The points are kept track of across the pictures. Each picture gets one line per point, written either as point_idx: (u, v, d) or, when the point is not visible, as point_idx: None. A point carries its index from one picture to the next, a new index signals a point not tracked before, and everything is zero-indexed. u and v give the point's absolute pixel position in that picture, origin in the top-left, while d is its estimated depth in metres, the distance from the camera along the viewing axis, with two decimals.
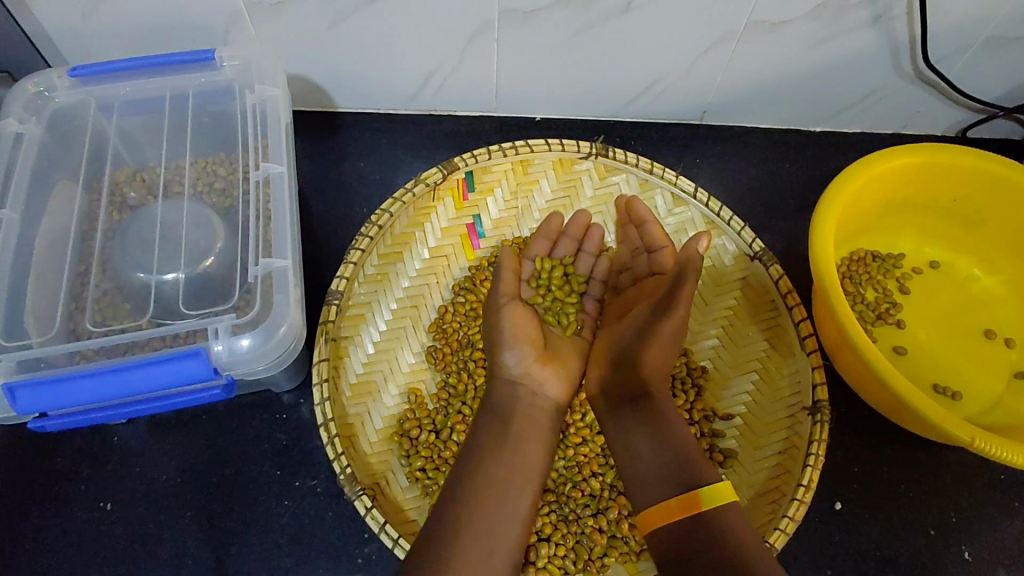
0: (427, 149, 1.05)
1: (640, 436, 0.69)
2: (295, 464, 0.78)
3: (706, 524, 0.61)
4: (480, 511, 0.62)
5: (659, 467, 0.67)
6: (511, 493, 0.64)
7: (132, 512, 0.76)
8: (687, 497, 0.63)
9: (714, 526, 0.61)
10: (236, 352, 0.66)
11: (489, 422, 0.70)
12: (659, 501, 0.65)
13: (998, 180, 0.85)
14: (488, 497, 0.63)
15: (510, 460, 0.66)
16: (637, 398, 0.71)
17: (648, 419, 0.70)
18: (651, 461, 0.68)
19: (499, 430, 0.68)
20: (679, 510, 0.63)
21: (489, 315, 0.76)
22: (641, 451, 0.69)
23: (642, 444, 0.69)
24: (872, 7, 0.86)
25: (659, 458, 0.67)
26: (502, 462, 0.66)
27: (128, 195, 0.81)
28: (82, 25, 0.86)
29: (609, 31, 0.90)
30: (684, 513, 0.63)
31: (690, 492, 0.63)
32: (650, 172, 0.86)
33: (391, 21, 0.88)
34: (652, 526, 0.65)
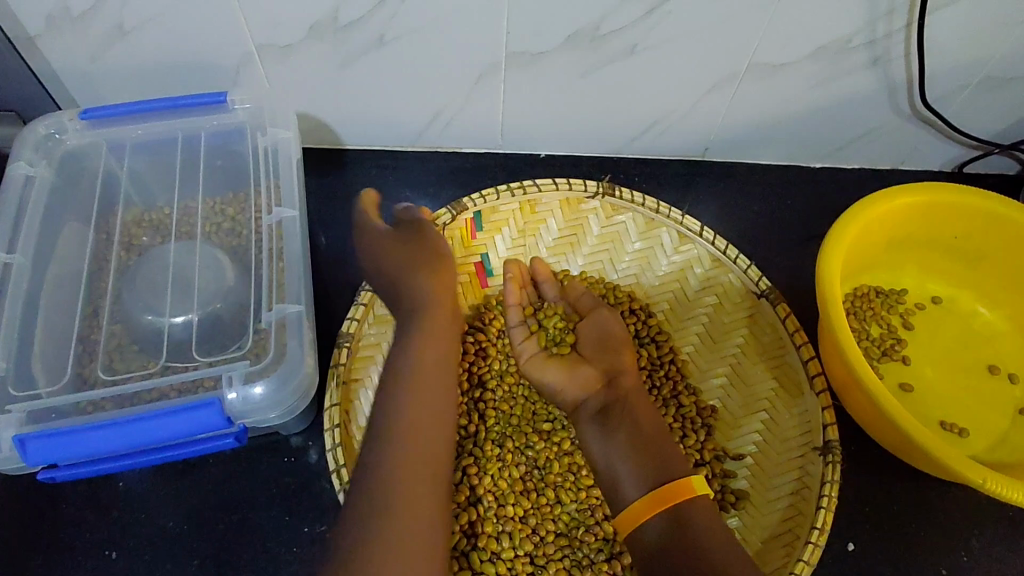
0: (434, 186, 1.06)
1: (624, 439, 0.71)
2: (303, 508, 0.77)
3: (677, 519, 0.65)
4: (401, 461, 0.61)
5: (637, 461, 0.69)
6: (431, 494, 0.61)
7: (139, 560, 0.74)
8: (658, 492, 0.66)
9: (682, 523, 0.64)
10: (249, 401, 0.64)
11: (393, 420, 0.63)
12: (632, 496, 0.68)
13: (996, 218, 0.87)
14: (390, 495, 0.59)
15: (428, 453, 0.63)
16: (619, 397, 0.74)
17: (628, 422, 0.72)
18: (630, 460, 0.70)
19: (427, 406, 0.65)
20: (648, 505, 0.66)
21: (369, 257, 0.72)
22: (619, 451, 0.71)
23: (624, 443, 0.71)
24: (868, 51, 0.89)
25: (635, 456, 0.70)
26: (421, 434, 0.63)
27: (140, 237, 0.82)
28: (96, 67, 0.88)
29: (615, 73, 0.92)
30: (655, 508, 0.66)
31: (662, 487, 0.66)
32: (655, 212, 0.88)
33: (400, 62, 0.90)
34: (630, 526, 0.67)
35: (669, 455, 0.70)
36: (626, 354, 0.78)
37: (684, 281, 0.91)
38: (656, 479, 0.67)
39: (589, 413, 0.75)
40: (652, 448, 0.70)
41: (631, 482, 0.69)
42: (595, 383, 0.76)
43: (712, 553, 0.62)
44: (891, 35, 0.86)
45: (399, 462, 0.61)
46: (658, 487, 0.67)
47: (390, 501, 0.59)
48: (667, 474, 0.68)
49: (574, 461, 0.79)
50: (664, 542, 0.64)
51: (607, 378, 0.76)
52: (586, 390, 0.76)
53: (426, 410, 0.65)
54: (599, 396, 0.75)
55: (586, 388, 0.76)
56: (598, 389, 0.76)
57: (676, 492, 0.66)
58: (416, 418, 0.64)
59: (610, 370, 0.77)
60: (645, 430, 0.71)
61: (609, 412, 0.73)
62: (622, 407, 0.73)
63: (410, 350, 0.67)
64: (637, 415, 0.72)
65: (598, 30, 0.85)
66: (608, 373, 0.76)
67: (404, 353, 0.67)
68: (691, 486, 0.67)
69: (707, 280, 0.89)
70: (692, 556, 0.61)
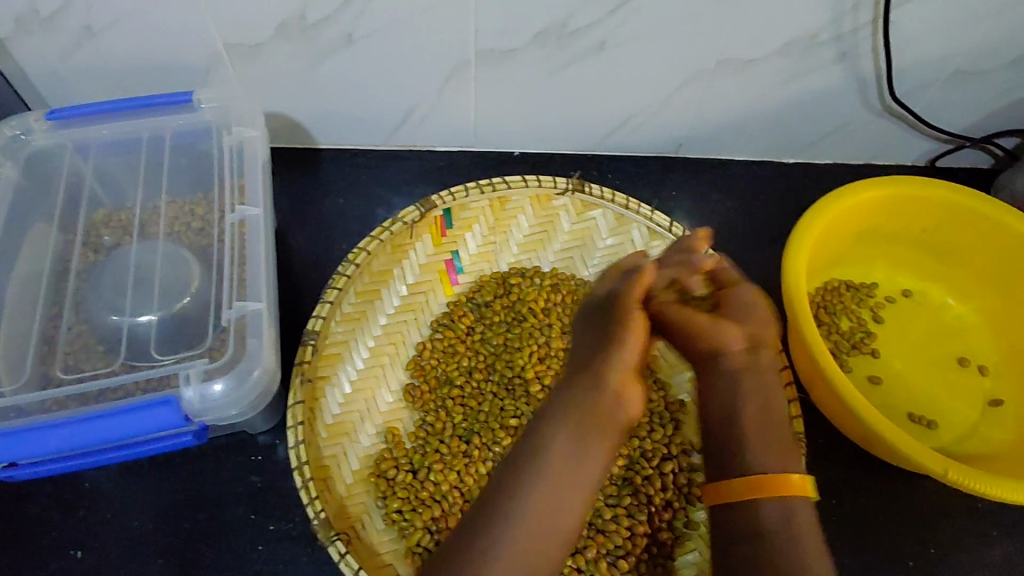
0: (407, 184, 1.06)
1: (758, 407, 0.67)
2: (269, 506, 0.77)
3: (782, 513, 0.62)
4: (539, 512, 0.59)
5: (756, 442, 0.66)
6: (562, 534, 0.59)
7: (105, 559, 0.74)
8: (757, 480, 0.63)
9: (772, 527, 0.62)
10: (207, 399, 0.64)
11: (542, 455, 0.60)
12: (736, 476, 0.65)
13: (964, 211, 0.89)
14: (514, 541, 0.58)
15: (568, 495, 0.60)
16: (756, 362, 0.68)
17: (761, 386, 0.68)
18: (753, 432, 0.66)
19: (562, 466, 0.60)
20: (750, 489, 0.63)
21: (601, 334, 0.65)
22: (747, 413, 0.66)
23: (755, 411, 0.67)
24: (836, 46, 0.89)
25: (756, 435, 0.66)
26: (559, 485, 0.60)
27: (102, 237, 0.81)
28: (64, 66, 0.88)
29: (585, 70, 0.93)
30: (756, 494, 0.63)
31: (762, 476, 0.64)
32: (625, 208, 0.89)
33: (370, 60, 0.90)
34: (718, 498, 0.65)
35: (788, 453, 0.66)
36: (774, 326, 0.70)
37: None
38: (765, 467, 0.65)
39: (724, 367, 0.68)
40: (770, 424, 0.67)
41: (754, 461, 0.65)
42: (740, 343, 0.68)
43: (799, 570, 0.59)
44: (857, 30, 0.87)
45: (540, 506, 0.59)
46: (759, 474, 0.64)
47: (519, 547, 0.57)
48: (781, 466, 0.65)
49: None
50: (752, 526, 0.62)
51: (750, 341, 0.68)
52: (722, 336, 0.68)
53: (568, 456, 0.61)
54: (740, 354, 0.68)
55: (719, 344, 0.68)
56: (741, 352, 0.68)
57: (782, 488, 0.63)
58: (555, 466, 0.60)
59: (751, 335, 0.68)
60: (768, 407, 0.67)
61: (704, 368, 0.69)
62: (756, 371, 0.68)
63: (608, 395, 0.62)
64: (771, 384, 0.68)
65: (566, 27, 0.85)
66: (752, 341, 0.68)
67: (553, 427, 0.61)
68: (793, 481, 0.64)
69: None
70: (782, 554, 0.60)
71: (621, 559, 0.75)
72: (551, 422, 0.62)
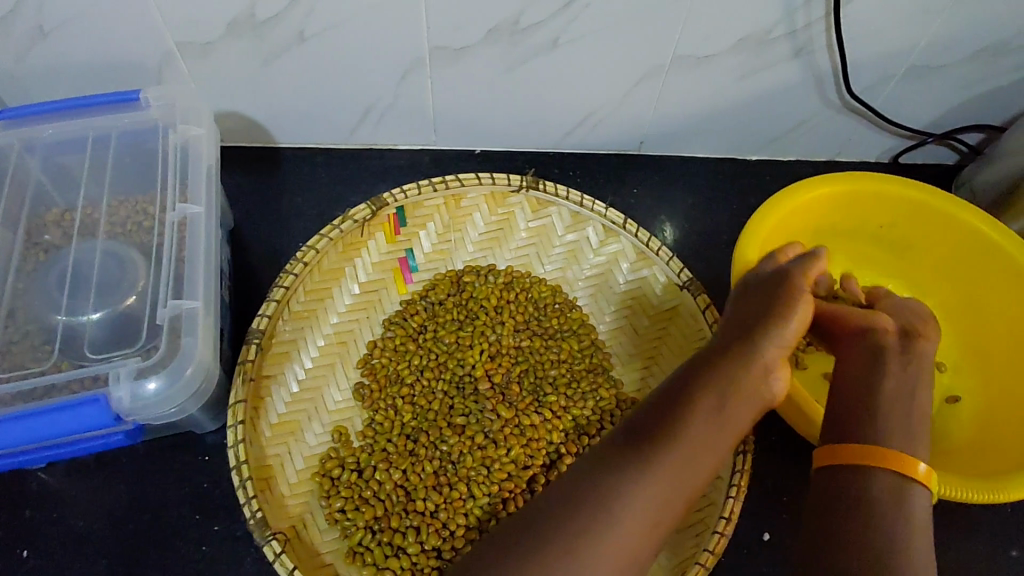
0: (368, 183, 1.06)
1: (890, 393, 0.67)
2: (215, 507, 0.77)
3: (900, 492, 0.61)
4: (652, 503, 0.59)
5: (890, 419, 0.65)
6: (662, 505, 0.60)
7: (48, 560, 0.74)
8: (876, 450, 0.62)
9: (882, 497, 0.60)
10: (139, 397, 0.63)
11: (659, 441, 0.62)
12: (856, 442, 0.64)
13: (919, 206, 0.89)
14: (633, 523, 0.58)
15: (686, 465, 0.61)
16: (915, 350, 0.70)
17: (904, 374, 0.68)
18: (905, 420, 0.65)
19: (692, 453, 0.62)
20: (868, 455, 0.62)
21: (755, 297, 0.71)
22: (888, 399, 0.66)
23: (895, 399, 0.66)
24: (790, 42, 0.89)
25: (896, 417, 0.65)
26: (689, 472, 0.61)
27: (45, 237, 0.81)
28: (14, 65, 0.87)
29: (541, 67, 0.92)
30: (874, 466, 0.62)
31: (887, 450, 0.62)
32: (580, 205, 0.88)
33: (325, 58, 0.90)
34: (830, 467, 0.64)
35: (908, 432, 0.64)
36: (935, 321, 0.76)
37: (610, 275, 0.90)
38: (879, 439, 0.63)
39: (875, 350, 0.71)
40: (898, 416, 0.65)
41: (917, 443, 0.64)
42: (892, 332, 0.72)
43: (911, 536, 0.57)
44: (810, 25, 0.86)
45: (656, 496, 0.60)
46: (882, 446, 0.63)
47: (609, 529, 0.58)
48: (898, 441, 0.64)
49: (487, 455, 0.78)
50: (860, 492, 0.61)
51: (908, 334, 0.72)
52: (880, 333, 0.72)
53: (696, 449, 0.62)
54: (896, 342, 0.71)
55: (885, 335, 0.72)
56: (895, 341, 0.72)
57: (906, 468, 0.62)
58: (689, 454, 0.62)
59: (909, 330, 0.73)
60: (911, 400, 0.67)
61: (876, 359, 0.70)
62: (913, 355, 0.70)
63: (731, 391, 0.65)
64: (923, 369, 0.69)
65: (518, 23, 0.85)
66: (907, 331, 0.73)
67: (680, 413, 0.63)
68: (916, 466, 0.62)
69: (633, 273, 0.89)
70: (882, 520, 0.58)
71: None
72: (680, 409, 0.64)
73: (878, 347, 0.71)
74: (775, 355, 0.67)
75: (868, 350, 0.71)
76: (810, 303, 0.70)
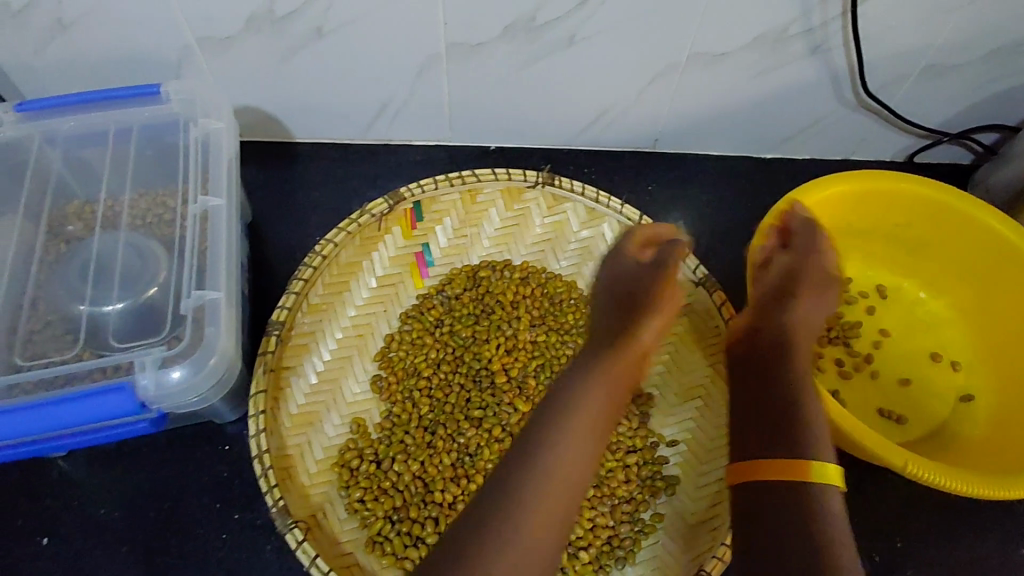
0: (383, 178, 1.07)
1: (811, 393, 0.63)
2: (234, 497, 0.77)
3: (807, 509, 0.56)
4: (554, 504, 0.51)
5: (819, 426, 0.61)
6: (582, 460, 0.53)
7: (69, 547, 0.75)
8: (788, 462, 0.58)
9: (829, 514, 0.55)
10: (165, 385, 0.64)
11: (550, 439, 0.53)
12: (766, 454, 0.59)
13: (936, 206, 0.89)
14: (535, 538, 0.50)
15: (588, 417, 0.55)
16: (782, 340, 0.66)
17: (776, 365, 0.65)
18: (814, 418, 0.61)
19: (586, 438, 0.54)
20: (780, 474, 0.58)
21: (600, 287, 0.66)
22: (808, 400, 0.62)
23: (801, 395, 0.62)
24: (807, 40, 0.89)
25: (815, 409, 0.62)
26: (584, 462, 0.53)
27: (68, 229, 0.81)
28: (36, 59, 0.89)
29: (557, 63, 0.93)
30: (778, 477, 0.58)
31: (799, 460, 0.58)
32: (595, 201, 0.89)
33: (343, 53, 0.90)
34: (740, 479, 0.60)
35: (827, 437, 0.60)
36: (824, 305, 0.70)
37: None
38: (794, 450, 0.59)
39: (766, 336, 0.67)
40: (817, 415, 0.61)
41: (822, 441, 0.60)
42: (764, 320, 0.69)
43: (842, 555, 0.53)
44: (826, 23, 0.86)
45: (546, 500, 0.51)
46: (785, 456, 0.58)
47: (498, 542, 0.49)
48: (806, 448, 0.59)
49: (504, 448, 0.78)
50: (797, 515, 0.55)
51: (767, 321, 0.68)
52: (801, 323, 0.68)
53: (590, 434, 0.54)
54: (774, 327, 0.68)
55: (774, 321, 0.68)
56: (782, 326, 0.67)
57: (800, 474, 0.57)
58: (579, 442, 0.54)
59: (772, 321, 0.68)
60: (828, 395, 0.63)
61: (781, 348, 0.66)
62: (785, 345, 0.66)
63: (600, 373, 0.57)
64: (795, 361, 0.65)
65: (535, 20, 0.85)
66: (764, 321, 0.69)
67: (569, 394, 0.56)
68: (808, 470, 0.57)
69: None
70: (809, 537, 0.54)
71: (583, 550, 0.76)
72: (563, 389, 0.57)
73: (781, 333, 0.67)
74: (652, 336, 0.61)
75: (772, 337, 0.67)
76: (681, 292, 0.65)
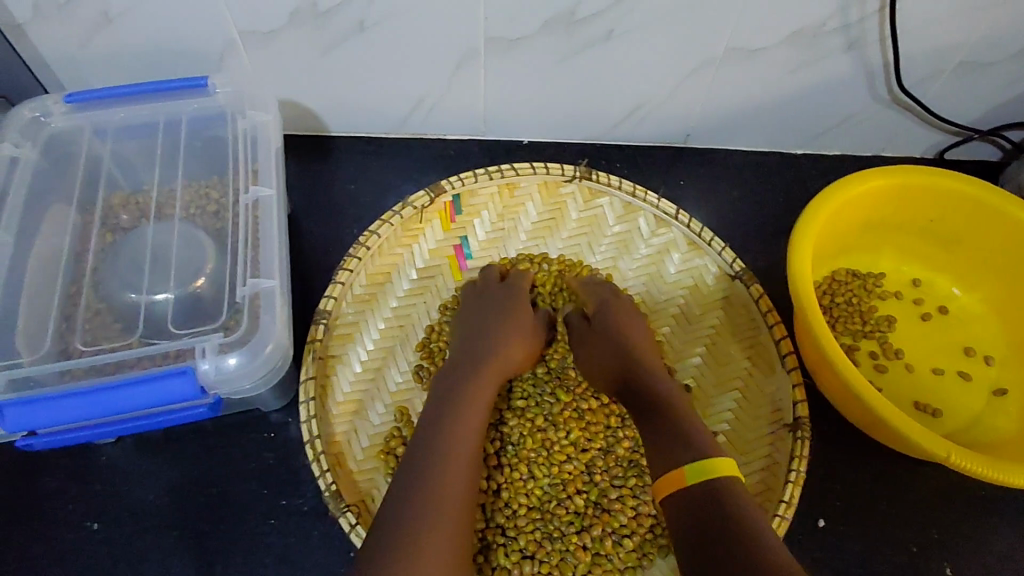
0: (417, 172, 1.08)
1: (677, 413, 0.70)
2: (281, 483, 0.79)
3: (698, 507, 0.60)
4: (447, 480, 0.62)
5: (677, 438, 0.66)
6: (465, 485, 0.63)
7: (119, 531, 0.76)
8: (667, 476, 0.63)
9: (726, 504, 0.58)
10: (223, 371, 0.66)
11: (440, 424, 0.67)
12: (660, 473, 0.65)
13: (973, 202, 0.88)
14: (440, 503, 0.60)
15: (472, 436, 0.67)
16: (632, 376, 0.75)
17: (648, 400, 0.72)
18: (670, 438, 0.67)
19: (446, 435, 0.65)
20: (674, 485, 0.62)
21: (473, 327, 0.79)
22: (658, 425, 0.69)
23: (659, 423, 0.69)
24: (844, 36, 0.89)
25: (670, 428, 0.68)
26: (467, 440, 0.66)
27: (120, 218, 0.83)
28: (81, 52, 0.90)
29: (593, 58, 0.93)
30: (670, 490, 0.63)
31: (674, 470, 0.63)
32: (632, 195, 0.90)
33: (382, 48, 0.91)
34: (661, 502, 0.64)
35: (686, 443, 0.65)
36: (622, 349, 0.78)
37: (660, 264, 0.91)
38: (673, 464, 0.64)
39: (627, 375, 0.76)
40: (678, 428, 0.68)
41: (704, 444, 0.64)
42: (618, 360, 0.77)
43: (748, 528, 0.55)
44: (864, 19, 0.87)
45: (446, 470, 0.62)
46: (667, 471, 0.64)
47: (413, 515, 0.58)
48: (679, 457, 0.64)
49: (547, 437, 0.79)
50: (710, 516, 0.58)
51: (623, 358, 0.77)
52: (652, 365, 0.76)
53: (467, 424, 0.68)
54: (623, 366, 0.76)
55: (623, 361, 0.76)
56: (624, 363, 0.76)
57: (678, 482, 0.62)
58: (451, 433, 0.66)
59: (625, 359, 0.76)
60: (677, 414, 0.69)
61: (638, 382, 0.74)
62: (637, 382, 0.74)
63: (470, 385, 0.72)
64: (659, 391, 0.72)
65: (574, 15, 0.86)
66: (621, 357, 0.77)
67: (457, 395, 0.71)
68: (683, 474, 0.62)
69: (684, 263, 0.90)
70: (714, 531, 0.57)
71: (627, 538, 0.76)
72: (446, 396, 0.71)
73: (635, 367, 0.76)
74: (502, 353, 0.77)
75: (620, 370, 0.76)
76: (517, 323, 0.80)
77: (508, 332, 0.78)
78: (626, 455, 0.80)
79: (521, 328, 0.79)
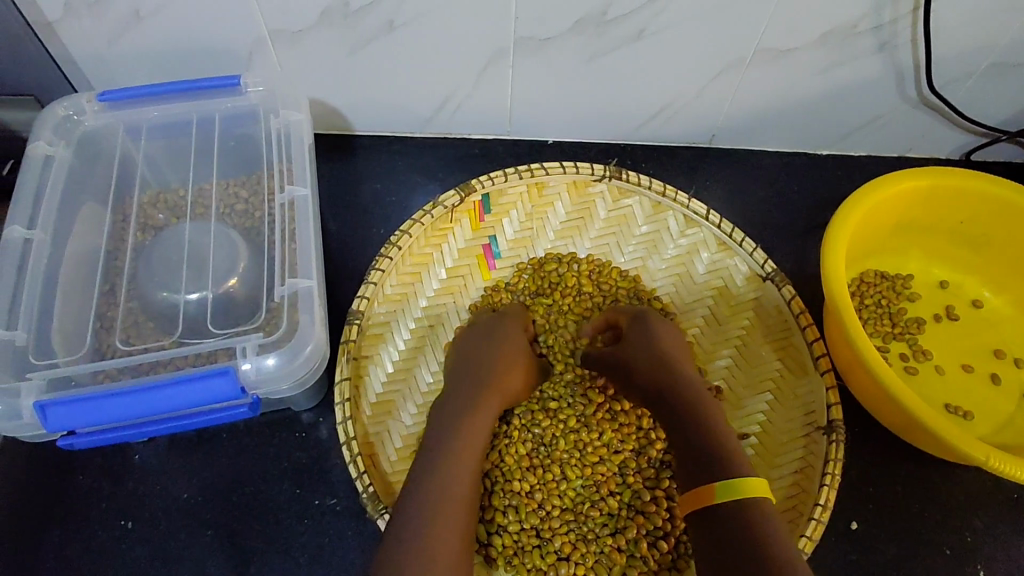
0: (443, 171, 1.07)
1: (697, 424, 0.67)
2: (314, 483, 0.79)
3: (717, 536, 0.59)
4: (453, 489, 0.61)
5: (716, 451, 0.64)
6: (465, 513, 0.61)
7: (153, 530, 0.76)
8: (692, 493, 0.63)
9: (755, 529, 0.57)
10: (263, 371, 0.66)
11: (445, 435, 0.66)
12: (691, 488, 0.64)
13: (1004, 205, 0.87)
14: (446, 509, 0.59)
15: (472, 462, 0.65)
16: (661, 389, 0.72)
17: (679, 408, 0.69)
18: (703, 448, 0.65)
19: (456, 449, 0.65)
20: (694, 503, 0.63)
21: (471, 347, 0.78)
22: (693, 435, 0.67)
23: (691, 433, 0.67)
24: (875, 37, 0.89)
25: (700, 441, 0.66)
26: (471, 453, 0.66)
27: (156, 217, 0.83)
28: (111, 51, 0.90)
29: (622, 58, 0.93)
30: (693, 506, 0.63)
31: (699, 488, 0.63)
32: (662, 195, 0.89)
33: (411, 47, 0.91)
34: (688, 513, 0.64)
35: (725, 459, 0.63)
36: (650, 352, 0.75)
37: (690, 264, 0.91)
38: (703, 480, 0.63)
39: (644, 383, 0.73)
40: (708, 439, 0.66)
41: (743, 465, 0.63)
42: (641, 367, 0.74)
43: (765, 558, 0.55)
44: (897, 20, 0.86)
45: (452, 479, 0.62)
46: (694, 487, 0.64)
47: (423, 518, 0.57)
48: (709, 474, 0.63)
49: (580, 438, 0.79)
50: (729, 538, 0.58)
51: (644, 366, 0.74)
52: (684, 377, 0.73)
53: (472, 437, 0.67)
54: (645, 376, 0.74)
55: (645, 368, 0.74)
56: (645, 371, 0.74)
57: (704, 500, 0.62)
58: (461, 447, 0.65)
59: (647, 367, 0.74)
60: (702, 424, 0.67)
61: (667, 390, 0.71)
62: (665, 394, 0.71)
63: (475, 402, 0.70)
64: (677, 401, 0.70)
65: (605, 15, 0.85)
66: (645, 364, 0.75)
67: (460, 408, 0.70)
68: (711, 492, 0.62)
69: (713, 263, 0.90)
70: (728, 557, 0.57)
71: (662, 540, 0.76)
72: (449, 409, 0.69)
73: (651, 374, 0.73)
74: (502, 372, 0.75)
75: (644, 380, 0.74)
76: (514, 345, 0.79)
77: (507, 357, 0.76)
78: (658, 458, 0.80)
79: (518, 357, 0.78)
